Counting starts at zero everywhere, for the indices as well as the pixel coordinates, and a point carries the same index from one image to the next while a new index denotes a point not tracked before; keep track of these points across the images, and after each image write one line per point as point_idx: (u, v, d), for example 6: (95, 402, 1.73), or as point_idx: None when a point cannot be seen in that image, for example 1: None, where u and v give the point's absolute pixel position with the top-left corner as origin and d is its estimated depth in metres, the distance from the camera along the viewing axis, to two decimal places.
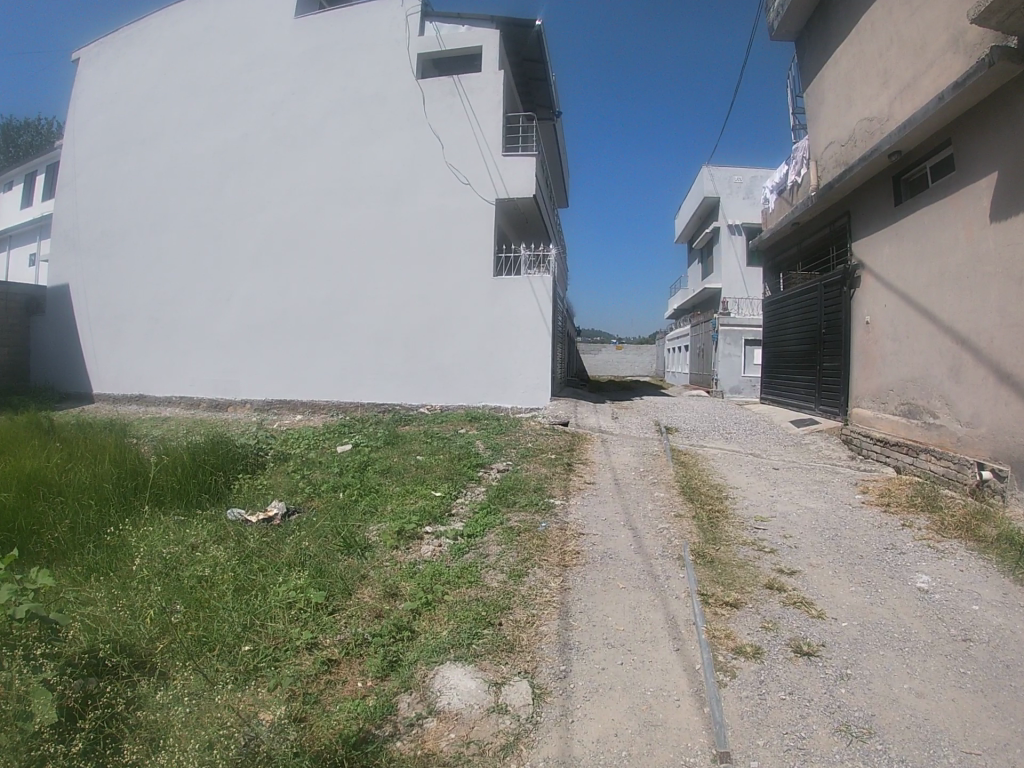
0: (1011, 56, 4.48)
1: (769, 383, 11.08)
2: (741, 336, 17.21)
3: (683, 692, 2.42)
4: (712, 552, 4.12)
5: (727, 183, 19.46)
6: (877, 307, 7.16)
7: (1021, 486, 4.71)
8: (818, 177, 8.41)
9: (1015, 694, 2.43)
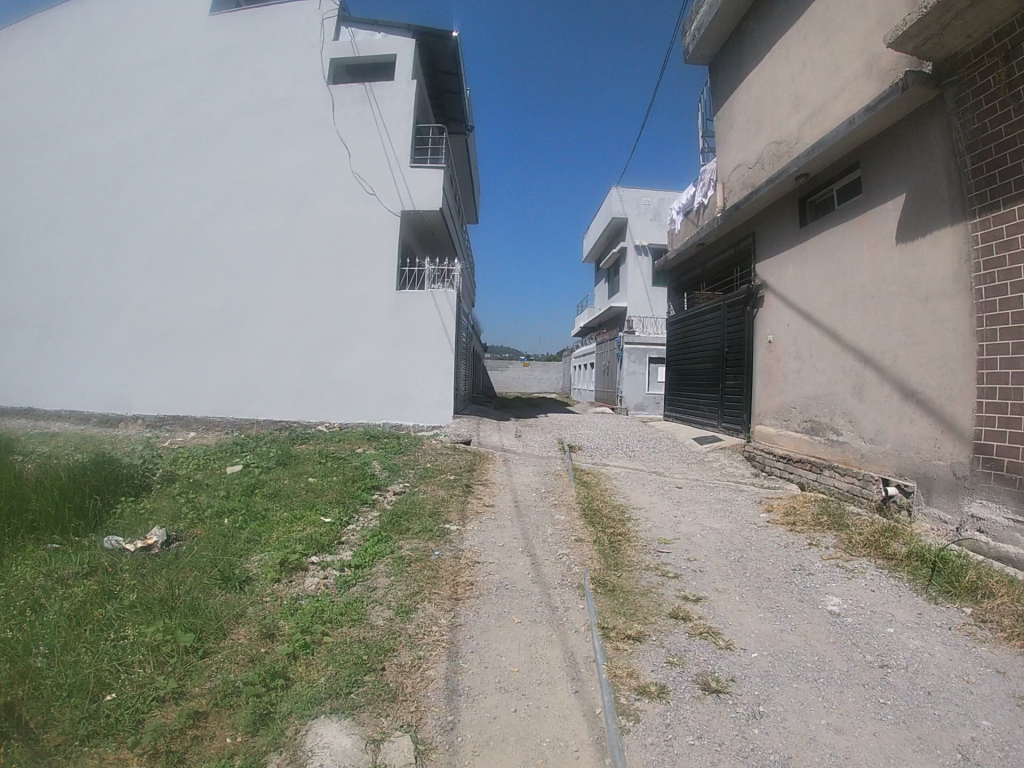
0: (924, 81, 4.60)
1: (672, 401, 11.21)
2: (645, 353, 17.49)
3: (584, 742, 2.39)
4: (613, 580, 4.03)
5: (635, 204, 19.86)
6: (779, 326, 7.30)
7: (926, 501, 4.84)
8: (724, 199, 8.57)
9: (935, 722, 2.58)
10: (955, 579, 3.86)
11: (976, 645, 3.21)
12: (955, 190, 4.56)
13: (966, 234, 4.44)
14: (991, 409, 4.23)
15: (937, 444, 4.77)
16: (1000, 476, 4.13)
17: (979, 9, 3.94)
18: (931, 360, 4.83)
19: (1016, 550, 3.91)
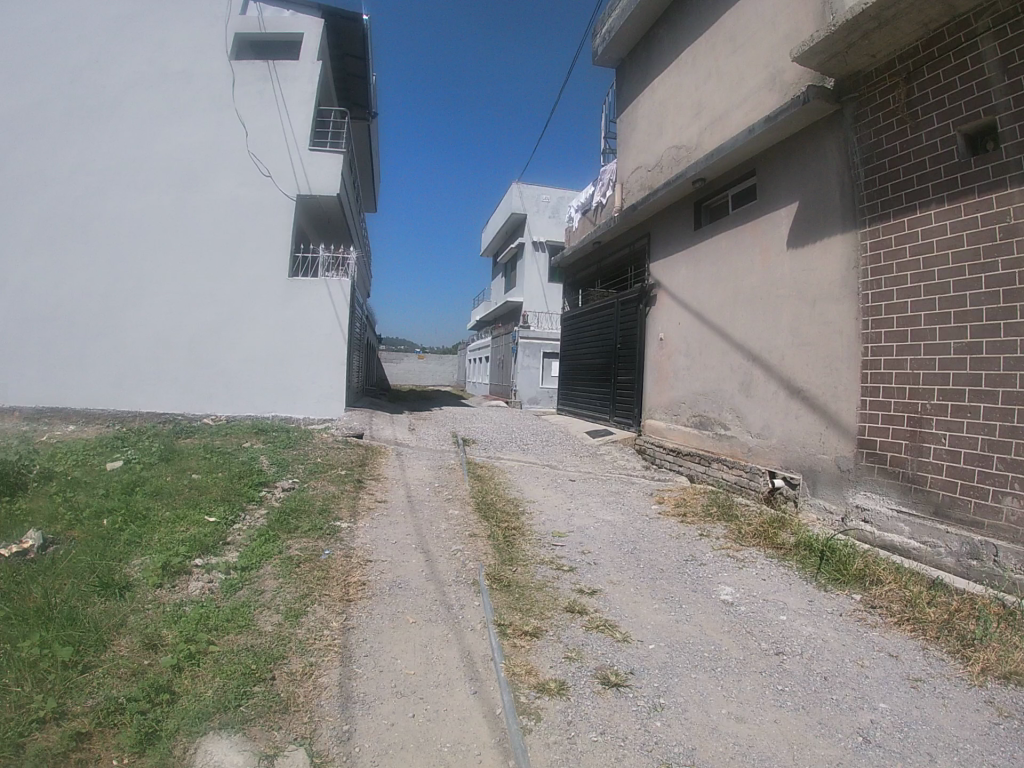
0: (824, 95, 4.76)
1: (565, 395, 11.35)
2: (539, 348, 17.62)
3: (485, 745, 2.31)
4: (508, 575, 3.97)
5: (535, 201, 19.97)
6: (670, 324, 7.48)
7: (812, 492, 5.07)
8: (622, 200, 8.68)
9: (834, 707, 2.66)
10: (843, 567, 4.05)
11: (869, 630, 3.36)
12: (848, 201, 4.80)
13: (857, 242, 4.69)
14: (876, 406, 4.50)
15: (822, 439, 5.00)
16: (884, 468, 4.40)
17: (886, 32, 4.09)
18: (816, 359, 5.09)
19: (900, 539, 4.16)
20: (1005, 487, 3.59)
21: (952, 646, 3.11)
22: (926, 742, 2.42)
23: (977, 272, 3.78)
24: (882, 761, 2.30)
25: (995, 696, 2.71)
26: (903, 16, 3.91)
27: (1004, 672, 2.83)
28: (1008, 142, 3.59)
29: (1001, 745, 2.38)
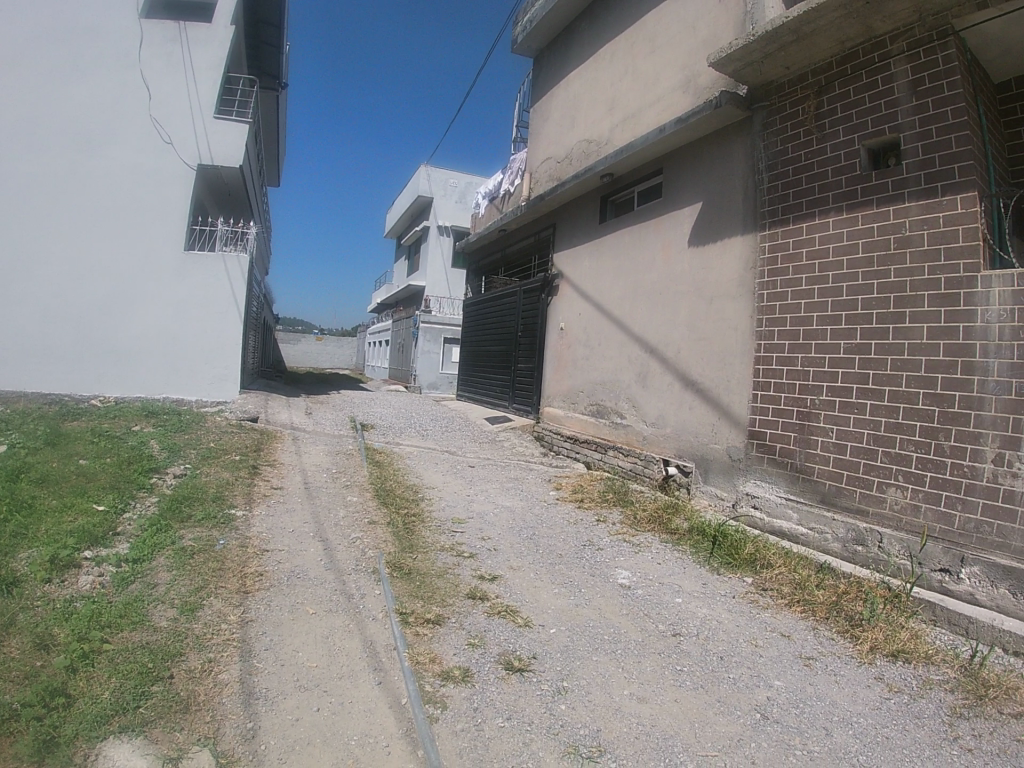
0: (736, 101, 4.92)
1: (464, 381, 11.35)
2: (441, 334, 17.50)
3: (392, 737, 2.28)
4: (409, 562, 3.93)
5: (442, 185, 19.73)
6: (571, 314, 7.60)
7: (703, 480, 5.29)
8: (530, 189, 8.71)
9: (730, 685, 2.79)
10: (734, 551, 4.25)
11: (762, 611, 3.55)
12: (750, 203, 5.02)
13: (757, 244, 4.92)
14: (766, 400, 4.74)
15: (713, 429, 5.22)
16: (773, 459, 4.64)
17: (803, 45, 4.27)
18: (710, 354, 5.32)
19: (789, 526, 4.42)
20: (888, 478, 3.88)
21: (840, 627, 3.33)
22: (820, 716, 2.57)
23: (871, 278, 4.06)
24: (779, 735, 2.44)
25: (883, 672, 2.93)
26: (820, 32, 4.09)
27: (890, 650, 3.06)
28: (908, 159, 3.86)
29: (890, 718, 2.57)
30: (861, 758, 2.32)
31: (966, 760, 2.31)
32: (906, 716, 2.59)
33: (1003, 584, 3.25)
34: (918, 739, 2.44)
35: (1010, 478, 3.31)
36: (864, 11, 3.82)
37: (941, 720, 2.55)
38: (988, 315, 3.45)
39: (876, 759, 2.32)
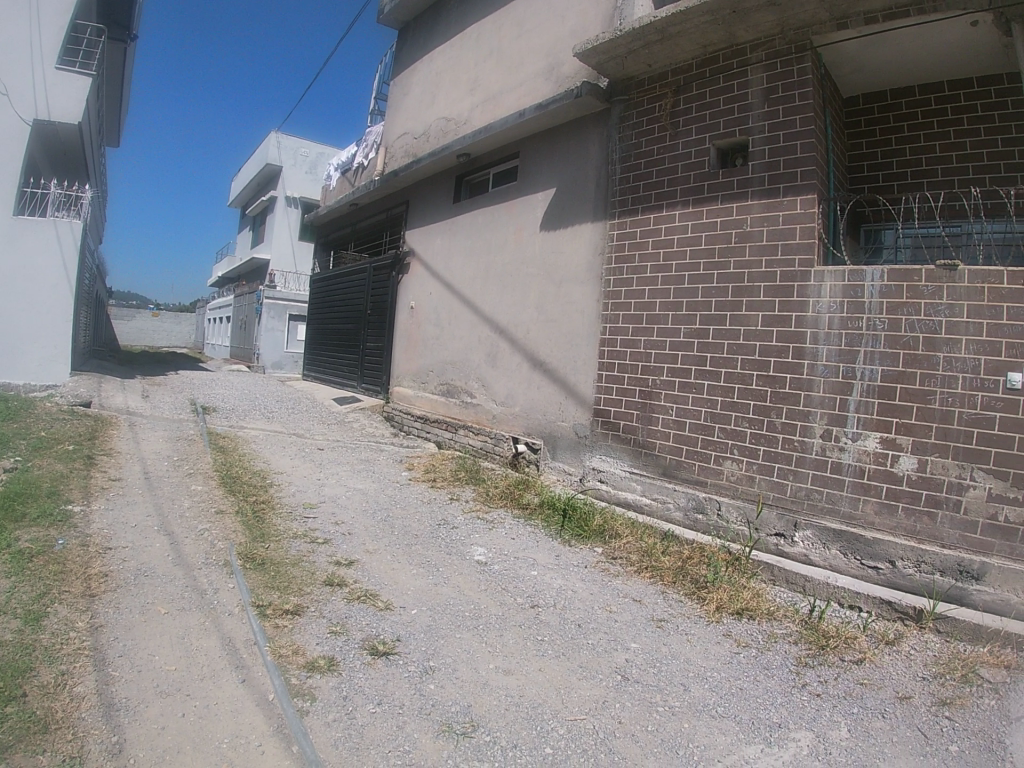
0: (597, 92, 5.04)
1: (309, 360, 10.95)
2: (285, 310, 16.86)
3: (264, 735, 2.17)
4: (262, 551, 3.74)
5: (292, 154, 18.69)
6: (421, 293, 7.54)
7: (552, 456, 5.43)
8: (385, 164, 8.49)
9: (590, 651, 2.92)
10: (584, 523, 4.42)
11: (614, 579, 3.74)
12: (602, 191, 5.19)
13: (606, 231, 5.10)
14: (610, 380, 4.95)
15: (561, 407, 5.39)
16: (617, 435, 4.86)
17: (666, 45, 4.43)
18: (557, 335, 5.47)
19: (633, 497, 4.65)
20: (725, 452, 4.20)
21: (688, 589, 3.58)
22: (678, 673, 2.76)
23: (712, 268, 4.34)
24: (641, 694, 2.59)
25: (731, 629, 3.18)
26: (685, 34, 4.27)
27: (736, 609, 3.33)
28: (755, 160, 4.17)
29: (742, 671, 2.81)
30: (719, 709, 2.52)
31: (815, 703, 2.57)
32: (757, 667, 2.84)
33: (833, 545, 3.64)
34: (770, 688, 2.68)
35: (837, 451, 3.72)
36: (728, 19, 4.02)
37: (790, 669, 2.83)
38: (819, 306, 3.83)
39: (731, 709, 2.52)
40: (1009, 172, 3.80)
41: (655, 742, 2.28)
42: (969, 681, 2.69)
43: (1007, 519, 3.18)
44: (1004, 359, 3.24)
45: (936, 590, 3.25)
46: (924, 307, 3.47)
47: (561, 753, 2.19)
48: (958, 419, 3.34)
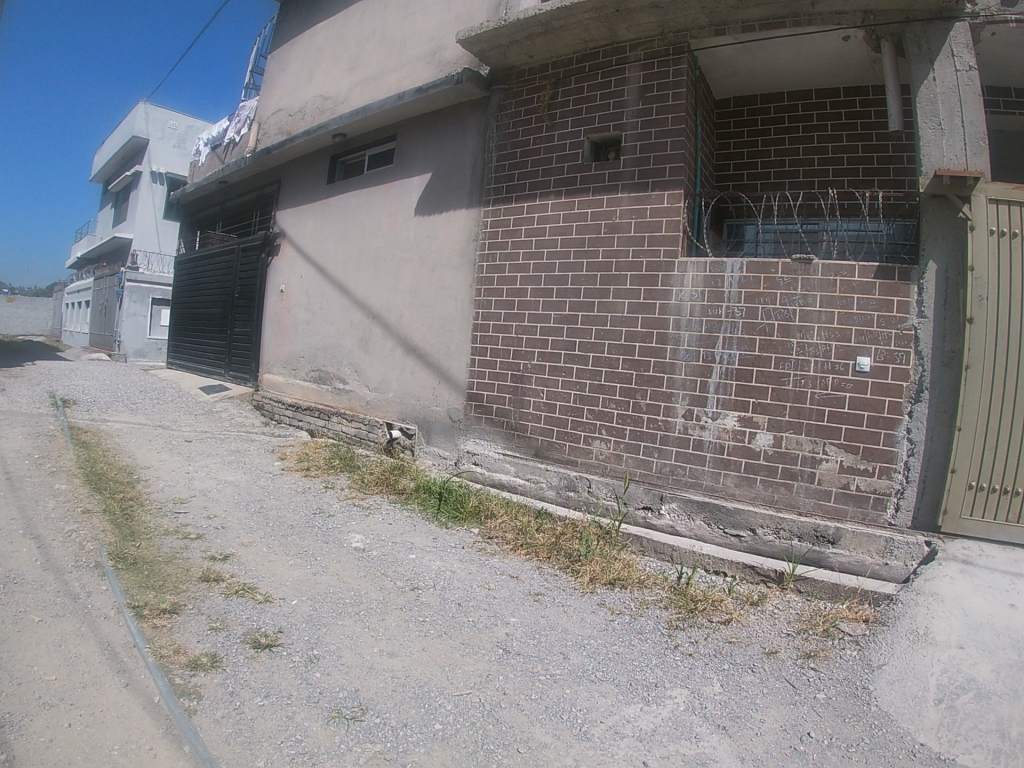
0: (477, 80, 5.07)
1: (174, 347, 10.40)
2: (148, 294, 15.98)
3: (155, 738, 2.03)
4: (133, 550, 3.49)
5: (160, 127, 17.57)
6: (292, 277, 7.34)
7: (427, 441, 5.45)
8: (257, 142, 8.15)
9: (471, 628, 2.96)
10: (460, 504, 4.47)
11: (491, 557, 3.82)
12: (476, 179, 5.24)
13: (480, 218, 5.16)
14: (483, 365, 5.02)
15: (434, 392, 5.41)
16: (490, 418, 4.94)
17: (549, 38, 4.53)
18: (430, 320, 5.50)
19: (506, 478, 4.75)
20: (593, 432, 4.38)
21: (562, 563, 3.72)
22: (557, 642, 2.88)
23: (581, 256, 4.50)
24: (523, 666, 2.67)
25: (604, 599, 3.35)
26: (568, 29, 4.37)
27: (609, 579, 3.51)
28: (627, 155, 4.35)
29: (617, 637, 2.97)
30: (598, 673, 2.66)
31: (688, 662, 2.77)
32: (632, 633, 3.01)
33: (697, 516, 3.89)
34: (645, 651, 2.86)
35: (698, 429, 3.99)
36: (611, 17, 4.17)
37: (662, 632, 3.03)
38: (682, 294, 4.07)
39: (611, 673, 2.66)
40: (865, 176, 4.19)
41: (540, 709, 2.37)
42: (831, 635, 2.98)
43: (858, 487, 3.55)
44: (853, 344, 3.58)
45: (796, 554, 3.57)
46: (780, 297, 3.77)
47: (451, 728, 2.22)
48: (810, 399, 3.67)
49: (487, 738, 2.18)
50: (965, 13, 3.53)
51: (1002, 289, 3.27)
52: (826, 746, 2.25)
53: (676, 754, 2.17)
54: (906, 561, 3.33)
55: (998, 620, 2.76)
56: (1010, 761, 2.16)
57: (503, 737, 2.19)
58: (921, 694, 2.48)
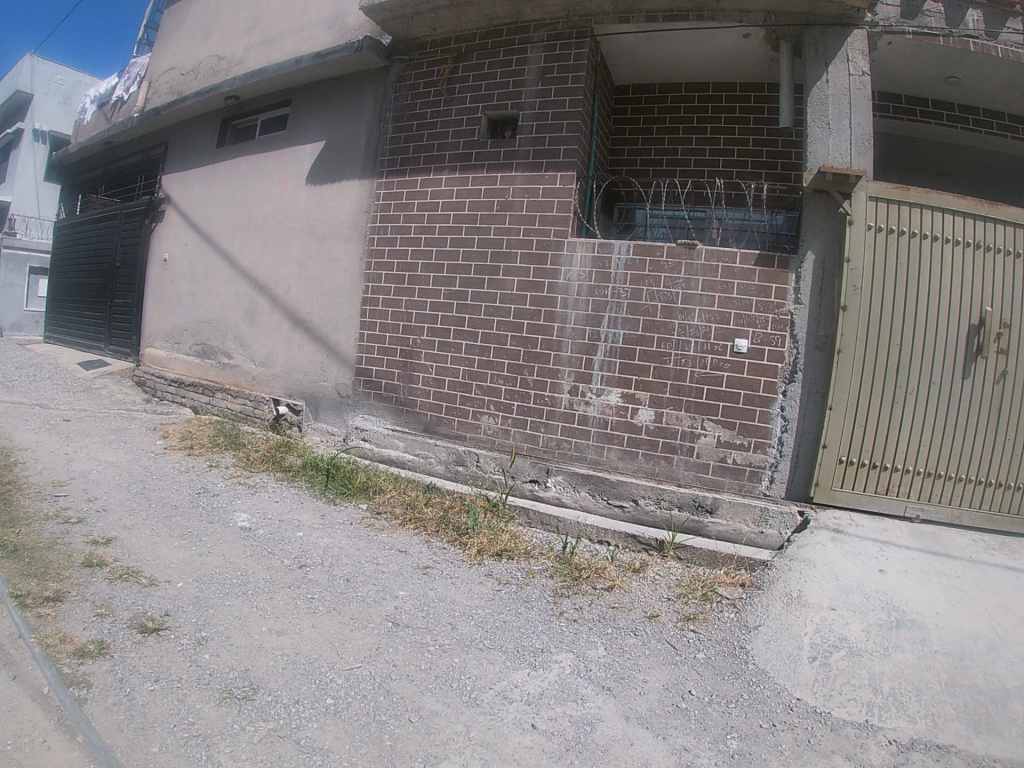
0: (378, 49, 4.98)
1: (52, 318, 9.81)
2: (25, 262, 14.99)
3: (45, 729, 1.95)
4: (10, 536, 3.31)
5: (45, 82, 16.33)
6: (176, 246, 7.05)
7: (315, 418, 5.36)
8: (146, 103, 7.74)
9: (359, 603, 2.97)
10: (348, 480, 4.43)
11: (379, 533, 3.84)
12: (372, 151, 5.16)
13: (373, 190, 5.09)
14: (372, 339, 4.97)
15: (323, 367, 5.31)
16: (379, 393, 4.91)
17: (454, 12, 4.49)
18: (319, 293, 5.39)
19: (396, 453, 4.75)
20: (481, 407, 4.44)
21: (450, 537, 3.78)
22: (445, 614, 2.94)
23: (473, 232, 4.52)
24: (411, 637, 2.71)
25: (492, 570, 3.43)
26: (474, 5, 4.35)
27: (496, 551, 3.59)
28: (523, 134, 4.39)
29: (505, 606, 3.05)
30: (486, 642, 2.73)
31: (573, 628, 2.89)
32: (519, 602, 3.10)
33: (582, 488, 4.03)
34: (531, 618, 2.96)
35: (582, 404, 4.11)
36: None
37: (548, 600, 3.13)
38: (570, 274, 4.17)
39: (498, 641, 2.74)
40: (753, 168, 4.40)
41: (430, 679, 2.42)
42: (709, 599, 3.16)
43: (734, 460, 3.76)
44: (731, 327, 3.78)
45: (675, 523, 3.76)
46: (663, 280, 3.92)
47: (343, 701, 2.25)
48: (690, 377, 3.85)
49: (379, 710, 2.22)
50: (863, 22, 3.78)
51: (873, 280, 3.53)
52: (707, 703, 2.41)
53: (563, 715, 2.27)
54: (780, 529, 3.57)
55: (866, 584, 3.00)
56: (881, 712, 2.36)
57: (395, 707, 2.23)
58: (796, 653, 2.67)
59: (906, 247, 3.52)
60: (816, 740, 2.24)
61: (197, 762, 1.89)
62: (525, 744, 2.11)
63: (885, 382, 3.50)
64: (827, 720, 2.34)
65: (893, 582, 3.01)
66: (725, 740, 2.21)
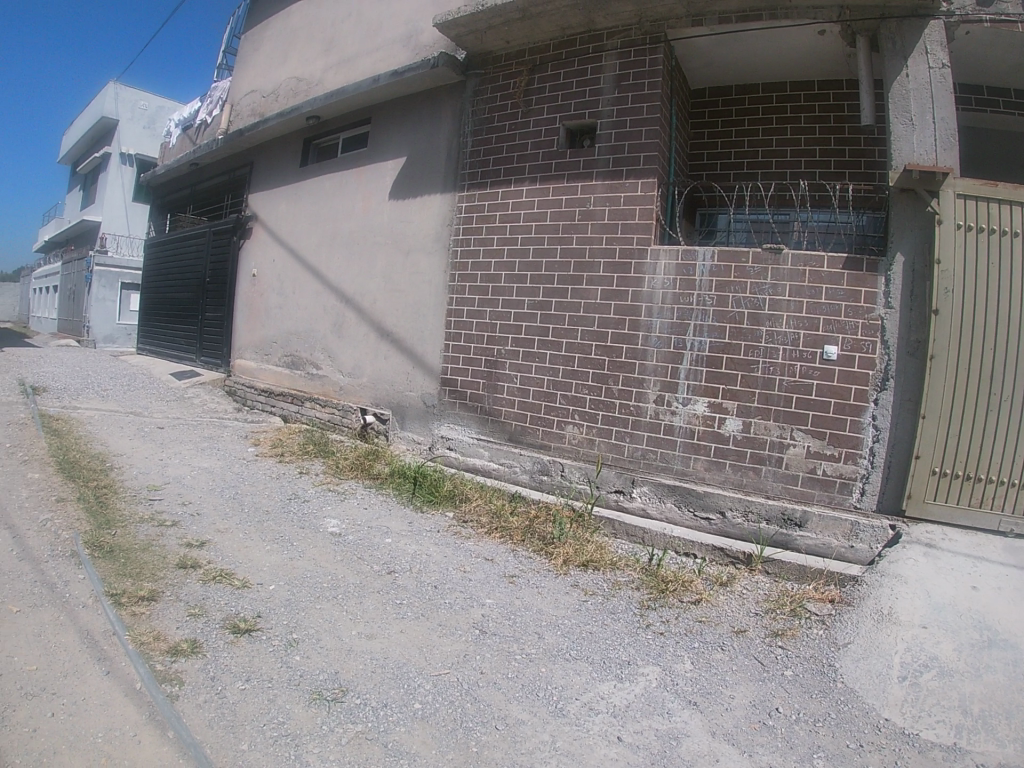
0: (454, 64, 5.07)
1: (145, 331, 10.29)
2: (117, 278, 15.79)
3: (138, 724, 2.04)
4: (109, 538, 3.48)
5: (130, 107, 17.19)
6: (264, 260, 7.31)
7: (402, 426, 5.47)
8: (229, 123, 8.07)
9: (448, 610, 3.01)
10: (435, 489, 4.49)
11: (466, 540, 3.88)
12: (452, 164, 5.24)
13: (454, 203, 5.17)
14: (457, 350, 5.04)
15: (409, 377, 5.41)
16: (465, 403, 4.97)
17: (526, 25, 4.54)
18: (404, 304, 5.50)
19: (481, 462, 4.79)
20: (566, 418, 4.44)
21: (536, 546, 3.78)
22: (532, 623, 2.94)
23: (556, 243, 4.53)
24: (498, 645, 2.73)
25: (578, 580, 3.42)
26: (546, 16, 4.39)
27: (581, 561, 3.58)
28: (601, 142, 4.39)
29: (591, 616, 3.04)
30: (572, 651, 2.73)
31: (661, 641, 2.85)
32: (605, 613, 3.08)
33: (668, 498, 3.97)
34: (618, 629, 2.93)
35: (669, 414, 4.07)
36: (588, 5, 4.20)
37: (635, 612, 3.10)
38: (654, 282, 4.13)
39: (585, 651, 2.73)
40: (836, 168, 4.28)
41: (517, 687, 2.43)
42: (798, 614, 3.08)
43: (824, 472, 3.65)
44: (821, 333, 3.67)
45: (764, 536, 3.67)
46: (750, 286, 3.85)
47: (431, 706, 2.28)
48: (779, 385, 3.76)
49: (466, 716, 2.24)
50: (938, 12, 3.61)
51: (966, 282, 3.37)
52: (794, 721, 2.34)
53: (650, 728, 2.25)
54: (871, 544, 3.44)
55: (960, 601, 2.86)
56: (970, 735, 2.25)
57: (482, 714, 2.25)
58: (886, 672, 2.57)
59: (999, 246, 3.35)
60: (905, 761, 2.15)
61: (287, 760, 1.95)
62: (611, 756, 2.09)
63: (986, 390, 3.34)
64: (914, 741, 2.24)
65: (987, 599, 2.87)
66: (813, 758, 2.15)
